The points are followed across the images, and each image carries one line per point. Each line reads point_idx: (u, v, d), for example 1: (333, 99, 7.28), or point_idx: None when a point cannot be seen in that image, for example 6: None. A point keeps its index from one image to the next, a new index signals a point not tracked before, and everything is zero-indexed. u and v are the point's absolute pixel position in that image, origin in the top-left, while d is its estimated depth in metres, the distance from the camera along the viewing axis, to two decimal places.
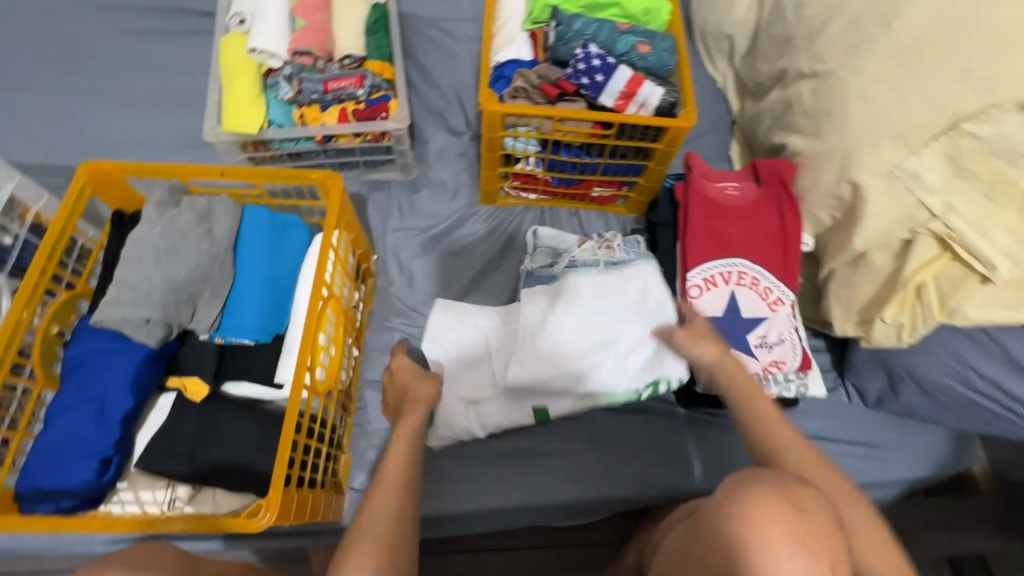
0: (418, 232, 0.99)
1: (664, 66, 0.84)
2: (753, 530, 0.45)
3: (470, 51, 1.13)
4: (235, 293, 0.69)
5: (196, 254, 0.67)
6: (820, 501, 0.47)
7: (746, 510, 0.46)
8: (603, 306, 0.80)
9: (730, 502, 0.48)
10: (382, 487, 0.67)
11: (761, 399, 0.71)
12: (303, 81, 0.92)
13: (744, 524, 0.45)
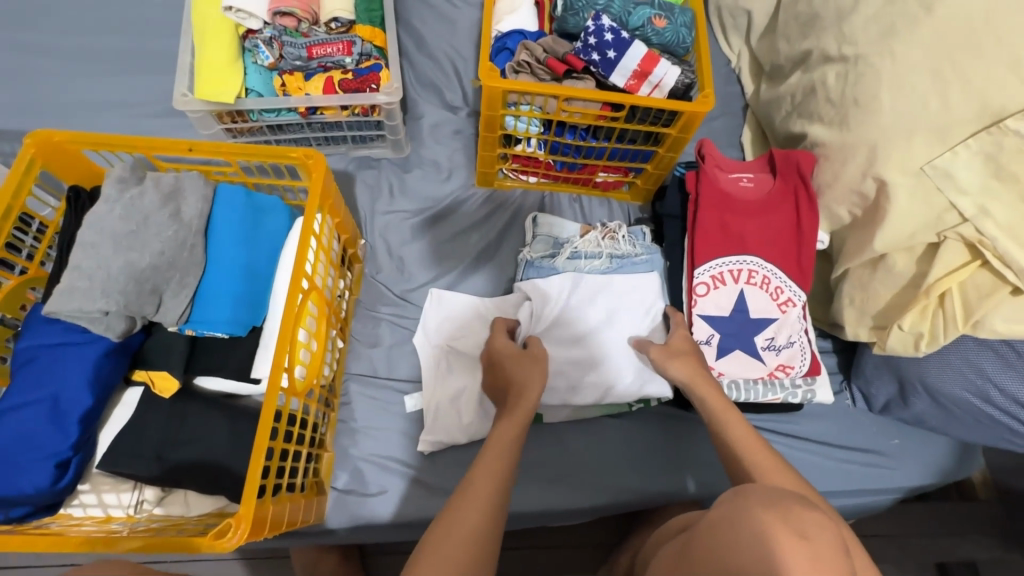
0: (409, 214, 0.92)
1: (680, 43, 0.77)
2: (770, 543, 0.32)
3: (469, 18, 1.04)
4: (209, 281, 0.64)
5: (162, 239, 0.61)
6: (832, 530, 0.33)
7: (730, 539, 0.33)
8: (575, 320, 0.80)
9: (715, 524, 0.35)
10: (492, 452, 0.63)
11: (736, 418, 0.67)
12: (284, 45, 0.85)
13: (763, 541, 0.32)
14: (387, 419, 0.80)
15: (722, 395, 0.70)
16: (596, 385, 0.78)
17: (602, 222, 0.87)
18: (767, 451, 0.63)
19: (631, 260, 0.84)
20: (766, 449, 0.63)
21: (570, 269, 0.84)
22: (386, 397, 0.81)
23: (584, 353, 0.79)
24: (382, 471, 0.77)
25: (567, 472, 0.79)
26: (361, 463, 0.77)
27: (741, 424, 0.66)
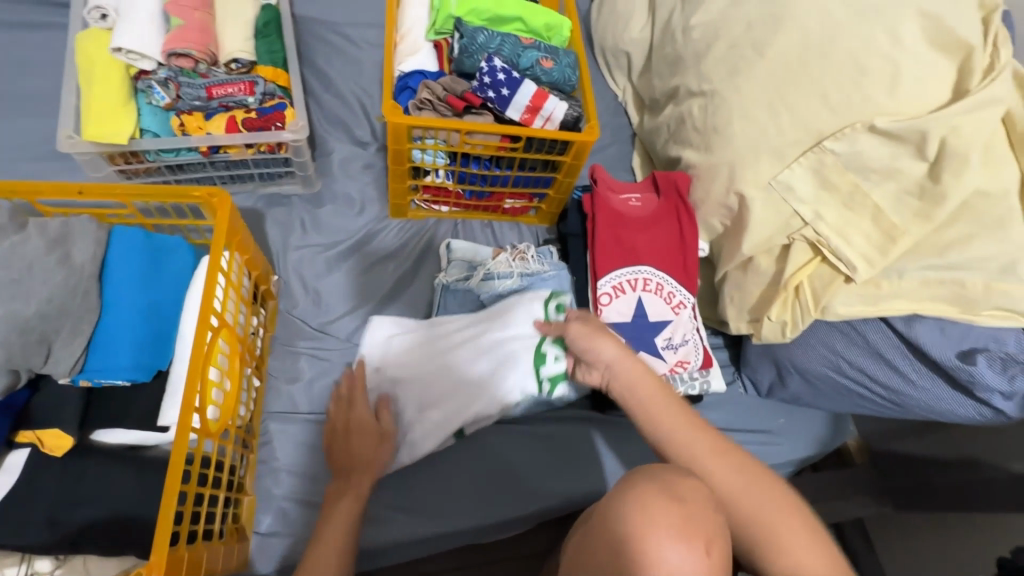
0: (322, 248, 0.93)
1: (567, 81, 0.86)
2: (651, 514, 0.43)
3: (373, 58, 1.09)
4: (109, 325, 0.61)
5: (49, 285, 0.58)
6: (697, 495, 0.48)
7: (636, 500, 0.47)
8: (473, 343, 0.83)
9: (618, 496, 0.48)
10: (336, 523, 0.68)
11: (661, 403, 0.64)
12: (181, 86, 0.84)
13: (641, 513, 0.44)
14: (311, 456, 0.78)
15: (658, 384, 0.66)
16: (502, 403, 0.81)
17: (511, 246, 0.94)
18: (680, 416, 0.63)
19: (541, 277, 0.91)
20: (704, 439, 0.60)
21: (485, 289, 0.89)
22: (310, 434, 0.79)
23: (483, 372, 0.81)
24: (309, 508, 0.75)
25: (496, 486, 0.81)
26: (285, 503, 0.75)
27: (676, 408, 0.63)
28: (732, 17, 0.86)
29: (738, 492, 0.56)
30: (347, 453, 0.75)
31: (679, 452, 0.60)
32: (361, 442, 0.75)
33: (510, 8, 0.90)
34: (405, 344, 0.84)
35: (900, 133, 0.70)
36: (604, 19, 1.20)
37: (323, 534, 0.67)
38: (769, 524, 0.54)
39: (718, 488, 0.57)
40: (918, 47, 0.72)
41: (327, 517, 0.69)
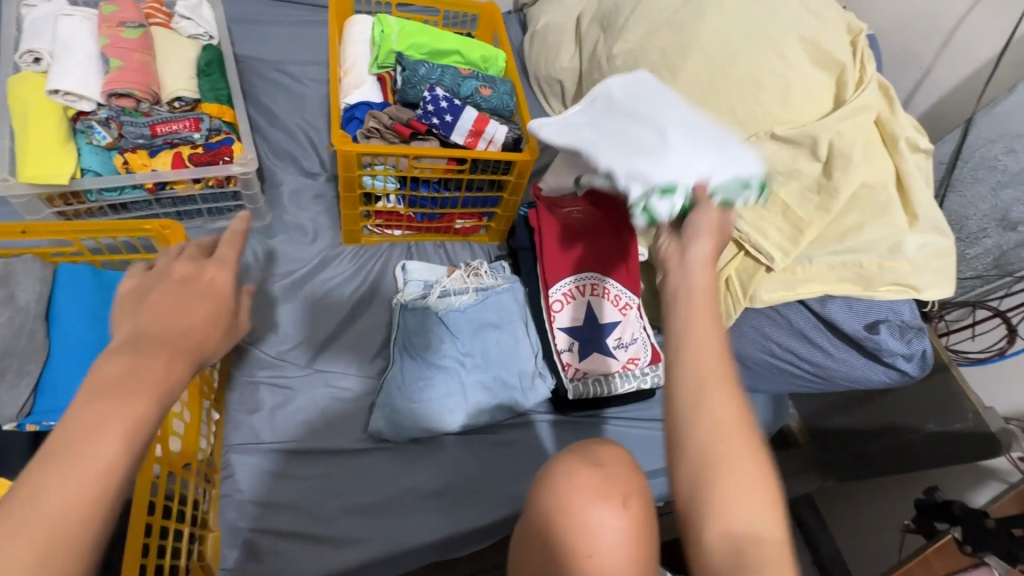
0: (276, 278, 0.93)
1: (505, 106, 0.93)
2: (570, 482, 0.50)
3: (317, 93, 1.13)
4: (58, 364, 0.60)
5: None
6: (620, 457, 0.53)
7: (560, 476, 0.50)
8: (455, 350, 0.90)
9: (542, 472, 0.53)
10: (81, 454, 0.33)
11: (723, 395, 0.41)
12: (124, 124, 0.84)
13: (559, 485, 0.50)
14: (277, 484, 0.78)
15: (717, 281, 0.47)
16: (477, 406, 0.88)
17: (466, 264, 1.00)
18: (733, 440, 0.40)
19: (496, 291, 0.95)
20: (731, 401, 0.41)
21: (441, 305, 0.92)
22: (275, 463, 0.79)
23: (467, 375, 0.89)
24: (277, 537, 0.75)
25: (465, 496, 0.83)
26: (253, 536, 0.75)
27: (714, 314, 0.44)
28: (647, 46, 0.96)
29: (727, 427, 0.40)
30: (166, 305, 0.41)
31: (679, 351, 0.43)
32: (146, 369, 0.36)
33: (447, 42, 0.97)
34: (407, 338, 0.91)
35: (795, 138, 0.80)
36: (537, 51, 1.30)
37: (66, 458, 0.32)
38: (729, 458, 0.40)
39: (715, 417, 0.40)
40: (802, 64, 0.84)
41: (59, 461, 0.32)
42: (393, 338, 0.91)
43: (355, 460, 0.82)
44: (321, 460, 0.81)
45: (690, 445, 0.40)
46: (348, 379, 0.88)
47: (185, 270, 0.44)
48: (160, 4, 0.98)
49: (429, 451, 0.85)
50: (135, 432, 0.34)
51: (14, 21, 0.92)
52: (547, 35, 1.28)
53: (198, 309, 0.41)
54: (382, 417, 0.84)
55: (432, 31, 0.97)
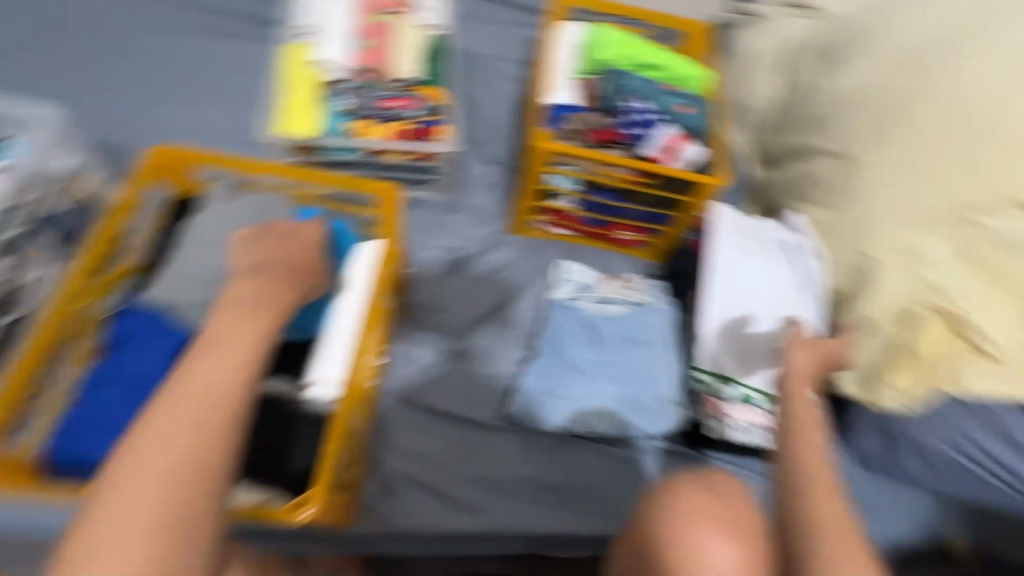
0: (448, 251, 1.01)
1: (701, 128, 0.92)
2: (678, 506, 0.61)
3: (511, 88, 1.21)
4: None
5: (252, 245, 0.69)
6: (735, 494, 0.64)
7: (671, 515, 0.60)
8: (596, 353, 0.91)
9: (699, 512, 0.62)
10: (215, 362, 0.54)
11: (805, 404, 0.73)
12: (362, 95, 0.97)
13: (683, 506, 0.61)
14: (419, 435, 0.85)
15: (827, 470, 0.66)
16: (610, 418, 0.87)
17: (622, 276, 1.00)
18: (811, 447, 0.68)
19: (649, 309, 0.94)
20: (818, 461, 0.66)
21: (597, 311, 0.93)
22: (420, 416, 0.87)
23: (603, 382, 0.89)
24: (411, 483, 0.82)
25: (580, 498, 0.85)
26: (392, 475, 0.82)
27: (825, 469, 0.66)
28: (880, 84, 0.87)
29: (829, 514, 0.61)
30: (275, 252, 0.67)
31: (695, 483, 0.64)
32: (263, 292, 0.61)
33: (654, 57, 0.97)
34: (552, 330, 0.93)
35: None
36: (732, 75, 1.24)
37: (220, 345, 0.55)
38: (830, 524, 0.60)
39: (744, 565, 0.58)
40: None
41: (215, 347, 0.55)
42: (542, 333, 0.93)
43: (486, 434, 0.87)
44: (458, 426, 0.87)
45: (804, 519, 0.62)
46: (491, 358, 0.93)
47: (283, 225, 0.70)
48: None
49: (553, 447, 0.87)
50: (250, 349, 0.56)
51: None
52: (748, 61, 1.22)
53: (298, 249, 0.68)
54: (521, 404, 0.87)
55: (644, 45, 0.98)
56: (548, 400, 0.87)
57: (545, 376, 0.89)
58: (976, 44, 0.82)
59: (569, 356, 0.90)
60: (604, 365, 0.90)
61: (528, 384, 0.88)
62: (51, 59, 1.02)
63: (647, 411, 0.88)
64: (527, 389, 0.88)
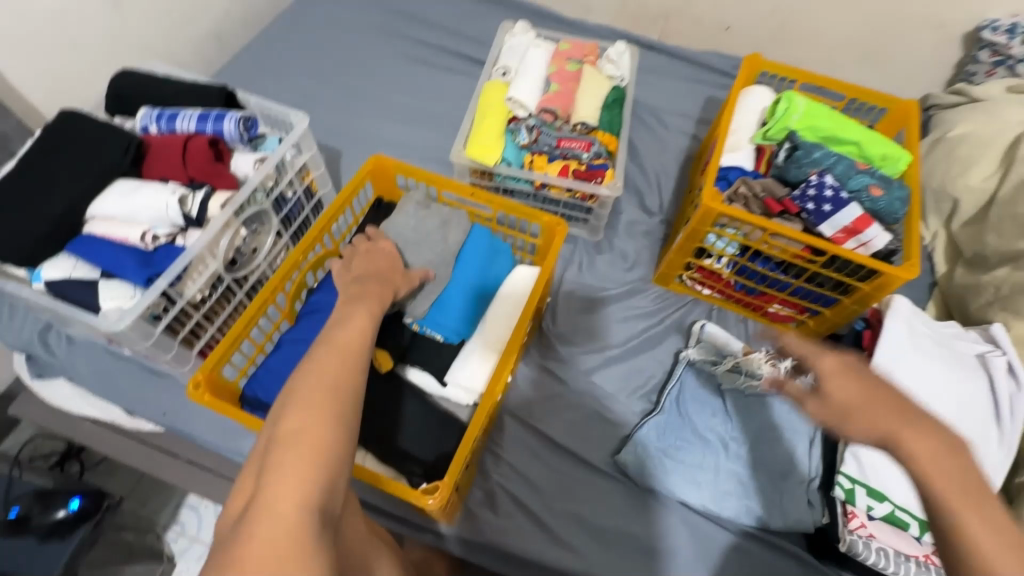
0: (589, 288, 1.04)
1: (894, 213, 0.84)
2: None
3: (680, 144, 1.23)
4: (451, 297, 0.81)
5: (432, 252, 0.80)
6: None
7: None
8: (719, 427, 0.88)
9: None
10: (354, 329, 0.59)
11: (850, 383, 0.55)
12: (541, 133, 1.05)
13: None
14: (529, 456, 0.87)
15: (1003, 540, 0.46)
16: (729, 496, 0.83)
17: (767, 349, 0.94)
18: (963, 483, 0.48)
19: None
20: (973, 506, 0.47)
21: (729, 380, 0.90)
22: (533, 438, 0.89)
23: (721, 458, 0.86)
24: (513, 501, 0.84)
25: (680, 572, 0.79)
26: (497, 487, 0.85)
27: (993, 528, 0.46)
28: None
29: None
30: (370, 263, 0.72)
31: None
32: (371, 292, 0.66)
33: (847, 130, 0.92)
34: (677, 390, 0.91)
35: None
36: (935, 160, 1.14)
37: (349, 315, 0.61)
38: None
39: None
40: None
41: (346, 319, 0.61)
42: (669, 389, 0.91)
43: (596, 477, 0.86)
44: (567, 459, 0.87)
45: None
46: (614, 403, 0.92)
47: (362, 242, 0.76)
48: (596, 47, 1.19)
49: (663, 511, 0.83)
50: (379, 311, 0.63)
51: (499, 41, 1.24)
52: (959, 146, 1.11)
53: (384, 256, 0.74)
54: (632, 452, 0.85)
55: (837, 117, 0.93)
56: (662, 460, 0.85)
57: (663, 435, 0.87)
58: None
59: (690, 423, 0.88)
60: (727, 441, 0.87)
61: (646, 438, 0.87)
62: (310, 78, 1.29)
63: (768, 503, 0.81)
64: (643, 443, 0.86)
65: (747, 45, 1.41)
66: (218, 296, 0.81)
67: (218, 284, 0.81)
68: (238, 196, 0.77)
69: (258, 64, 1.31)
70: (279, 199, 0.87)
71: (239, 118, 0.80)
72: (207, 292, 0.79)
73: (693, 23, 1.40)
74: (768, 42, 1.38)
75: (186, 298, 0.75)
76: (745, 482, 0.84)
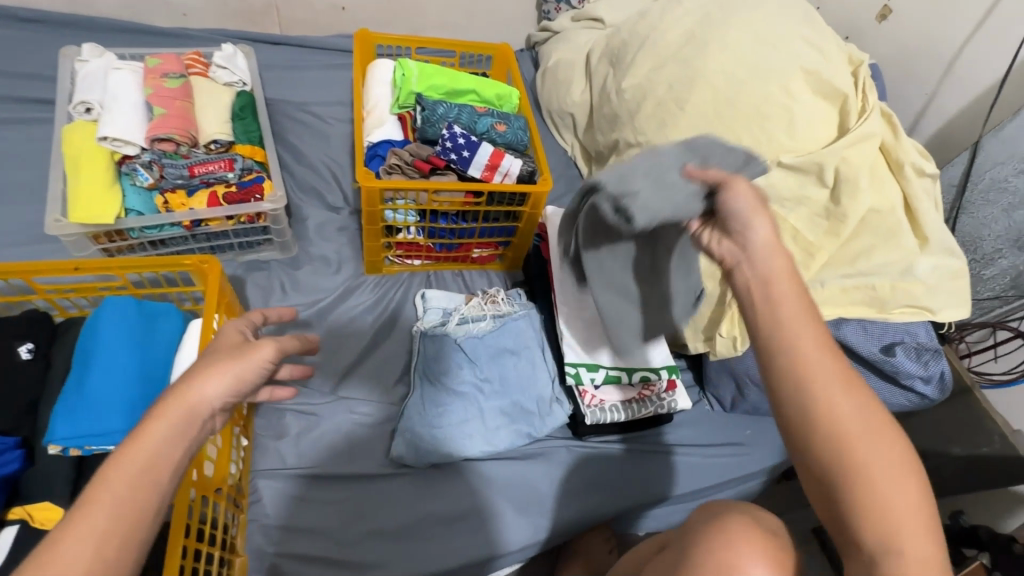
0: (300, 307, 0.98)
1: (520, 141, 0.97)
2: (843, 405, 0.40)
3: (340, 131, 1.20)
4: (120, 397, 0.64)
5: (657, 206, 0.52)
6: (776, 524, 0.59)
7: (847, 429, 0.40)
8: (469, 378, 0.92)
9: (697, 526, 0.58)
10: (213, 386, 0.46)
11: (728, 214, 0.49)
12: (164, 167, 0.90)
13: (823, 390, 0.41)
14: (302, 510, 0.81)
15: (807, 302, 0.43)
16: (501, 432, 0.90)
17: (483, 291, 1.02)
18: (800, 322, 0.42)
19: (512, 317, 0.97)
20: (824, 334, 0.42)
21: (462, 331, 0.94)
22: (298, 486, 0.82)
23: (479, 402, 0.90)
24: (301, 559, 0.78)
25: (484, 522, 0.84)
26: (279, 559, 0.77)
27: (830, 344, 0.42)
28: (654, 80, 1.00)
29: (846, 420, 0.40)
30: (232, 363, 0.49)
31: (811, 380, 0.41)
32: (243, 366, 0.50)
33: (461, 82, 1.02)
34: (423, 365, 0.92)
35: (801, 166, 0.82)
36: (549, 86, 1.36)
37: (142, 427, 0.41)
38: (827, 381, 0.41)
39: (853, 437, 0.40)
40: (802, 93, 0.88)
41: (135, 432, 0.42)
42: (414, 365, 0.93)
43: (378, 485, 0.85)
44: (344, 487, 0.84)
45: (798, 416, 0.41)
46: (370, 406, 0.91)
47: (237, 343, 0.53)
48: (200, 55, 1.06)
49: (448, 477, 0.87)
50: (241, 379, 0.49)
51: (68, 72, 1.00)
52: (558, 71, 1.34)
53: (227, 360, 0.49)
54: (404, 442, 0.86)
55: (448, 72, 1.02)
56: (428, 438, 0.86)
57: (424, 409, 0.89)
58: (719, 35, 0.96)
59: (444, 387, 0.90)
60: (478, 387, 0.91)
61: (408, 420, 0.88)
62: None
63: (528, 416, 0.92)
64: (410, 430, 0.87)
65: (368, 21, 1.43)
66: None
67: None
68: None
69: None
70: None
71: None
72: None
73: (305, 10, 1.36)
74: (385, 14, 1.43)
75: None
76: (504, 413, 0.91)
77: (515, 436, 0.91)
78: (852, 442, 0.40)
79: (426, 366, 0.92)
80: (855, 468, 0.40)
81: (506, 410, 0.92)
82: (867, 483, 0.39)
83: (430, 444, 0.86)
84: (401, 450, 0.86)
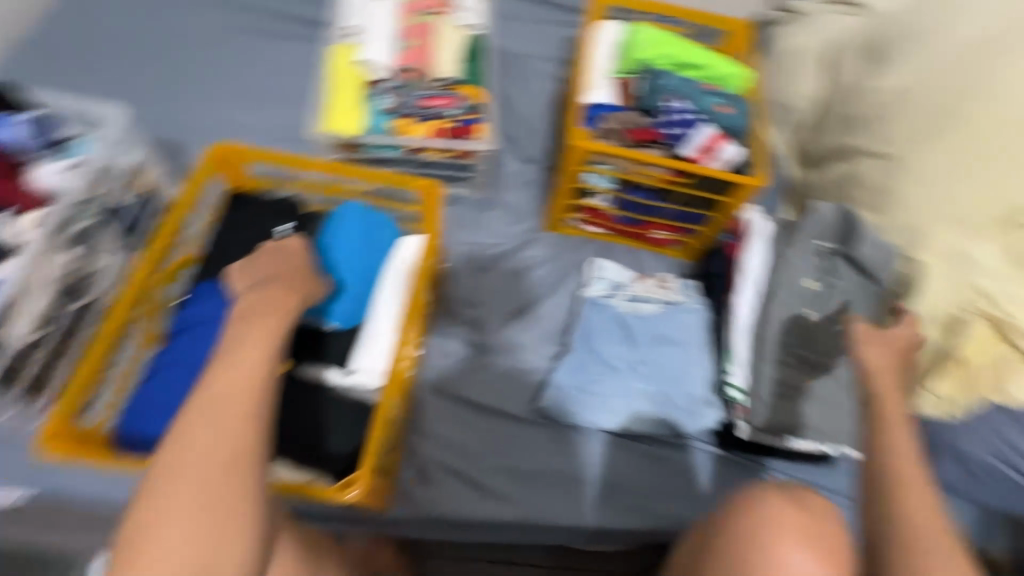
0: (484, 247, 1.04)
1: (740, 127, 0.91)
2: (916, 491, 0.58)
3: (548, 87, 1.23)
4: (344, 286, 0.77)
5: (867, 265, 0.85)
6: (825, 508, 0.64)
7: (907, 500, 0.58)
8: (625, 355, 0.92)
9: (738, 501, 0.64)
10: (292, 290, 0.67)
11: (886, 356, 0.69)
12: (404, 94, 1.00)
13: (896, 473, 0.59)
14: (454, 426, 0.89)
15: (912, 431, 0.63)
16: (648, 419, 0.88)
17: (655, 275, 1.01)
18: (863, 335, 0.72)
19: (683, 308, 0.94)
20: (911, 438, 0.63)
21: (630, 309, 0.95)
22: (452, 403, 0.90)
23: (631, 382, 0.90)
24: (445, 469, 0.86)
25: (614, 497, 0.87)
26: (427, 461, 0.86)
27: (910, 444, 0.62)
28: (930, 83, 0.85)
29: (924, 513, 0.57)
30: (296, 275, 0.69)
31: (892, 469, 0.60)
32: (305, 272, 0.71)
33: (692, 56, 0.97)
34: (584, 331, 0.94)
35: None
36: (770, 74, 1.20)
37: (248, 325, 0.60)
38: (910, 476, 0.59)
39: (914, 517, 0.57)
40: None
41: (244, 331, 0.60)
42: (575, 329, 0.95)
43: (523, 427, 0.90)
44: (493, 420, 0.90)
45: (883, 483, 0.59)
46: (530, 355, 0.96)
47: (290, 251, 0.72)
48: None
49: (588, 442, 0.90)
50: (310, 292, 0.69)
51: None
52: (786, 58, 1.18)
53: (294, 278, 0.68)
54: (552, 397, 0.89)
55: (681, 43, 0.98)
56: (574, 402, 0.89)
57: (575, 373, 0.90)
58: None
59: (599, 358, 0.91)
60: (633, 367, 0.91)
61: (559, 380, 0.90)
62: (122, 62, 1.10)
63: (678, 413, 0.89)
64: (559, 390, 0.89)
65: None
66: (60, 335, 0.70)
67: (57, 320, 0.69)
68: (53, 210, 0.69)
69: (48, 53, 1.09)
70: (113, 208, 0.76)
71: (34, 119, 0.72)
72: (45, 333, 0.68)
73: None
74: None
75: (15, 345, 0.65)
76: (654, 403, 0.89)
77: (661, 427, 0.88)
78: (904, 514, 0.57)
79: (586, 332, 0.94)
80: (910, 546, 0.55)
81: (657, 399, 0.89)
82: (911, 553, 0.55)
83: (576, 407, 0.88)
84: (548, 405, 0.89)
